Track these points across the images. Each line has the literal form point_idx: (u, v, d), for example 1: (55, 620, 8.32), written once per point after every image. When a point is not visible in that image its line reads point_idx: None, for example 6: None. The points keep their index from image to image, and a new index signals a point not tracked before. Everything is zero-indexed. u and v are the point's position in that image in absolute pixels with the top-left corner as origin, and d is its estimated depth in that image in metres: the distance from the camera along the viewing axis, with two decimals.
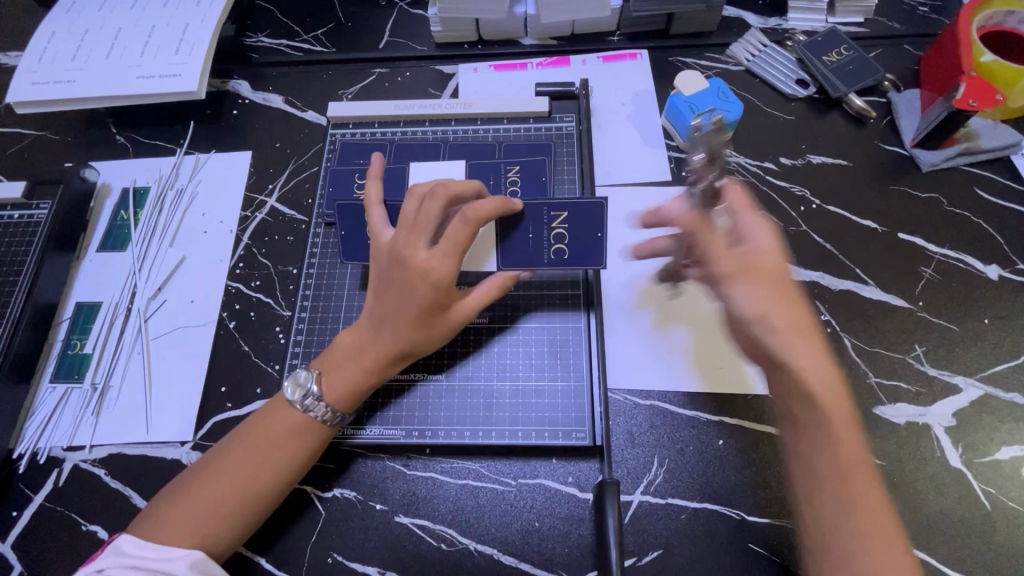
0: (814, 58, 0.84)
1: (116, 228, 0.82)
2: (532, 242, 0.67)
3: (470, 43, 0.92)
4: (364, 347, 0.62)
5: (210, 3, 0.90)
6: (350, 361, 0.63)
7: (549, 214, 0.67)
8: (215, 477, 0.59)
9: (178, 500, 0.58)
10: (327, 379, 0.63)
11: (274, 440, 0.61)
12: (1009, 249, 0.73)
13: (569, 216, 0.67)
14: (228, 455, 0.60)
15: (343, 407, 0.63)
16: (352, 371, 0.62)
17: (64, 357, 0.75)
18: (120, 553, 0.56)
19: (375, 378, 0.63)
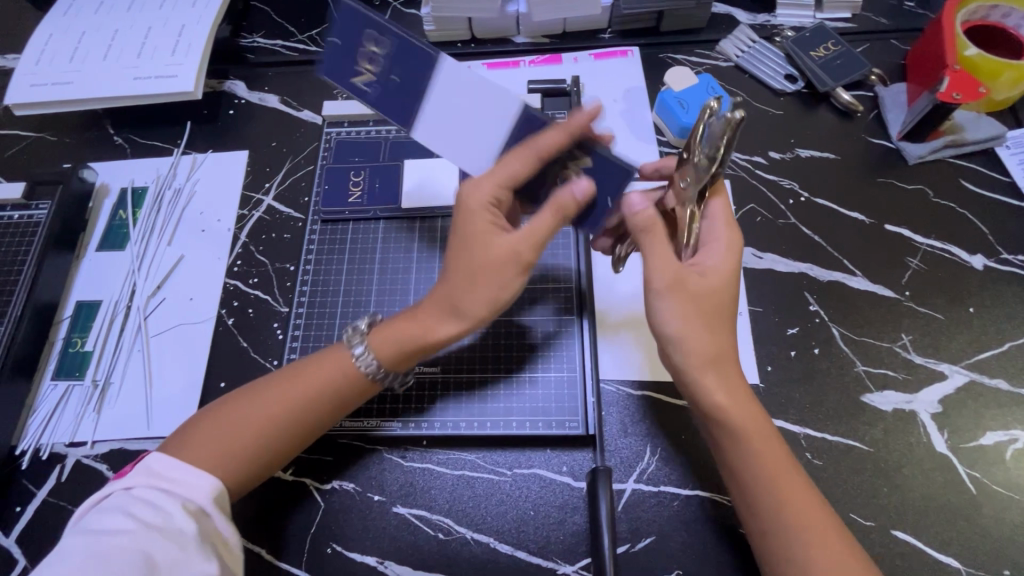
0: (802, 53, 0.85)
1: (115, 227, 0.83)
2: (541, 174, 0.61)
3: (463, 42, 0.93)
4: (421, 319, 0.61)
5: (205, 4, 0.91)
6: (409, 330, 0.61)
7: (573, 150, 0.59)
8: (252, 407, 0.60)
9: (210, 424, 0.59)
10: (383, 338, 0.62)
11: (319, 383, 0.62)
12: (993, 239, 0.75)
13: (590, 165, 0.60)
14: (267, 389, 0.61)
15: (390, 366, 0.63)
16: (407, 336, 0.61)
17: (64, 355, 0.76)
18: (148, 470, 0.56)
19: (427, 344, 0.62)
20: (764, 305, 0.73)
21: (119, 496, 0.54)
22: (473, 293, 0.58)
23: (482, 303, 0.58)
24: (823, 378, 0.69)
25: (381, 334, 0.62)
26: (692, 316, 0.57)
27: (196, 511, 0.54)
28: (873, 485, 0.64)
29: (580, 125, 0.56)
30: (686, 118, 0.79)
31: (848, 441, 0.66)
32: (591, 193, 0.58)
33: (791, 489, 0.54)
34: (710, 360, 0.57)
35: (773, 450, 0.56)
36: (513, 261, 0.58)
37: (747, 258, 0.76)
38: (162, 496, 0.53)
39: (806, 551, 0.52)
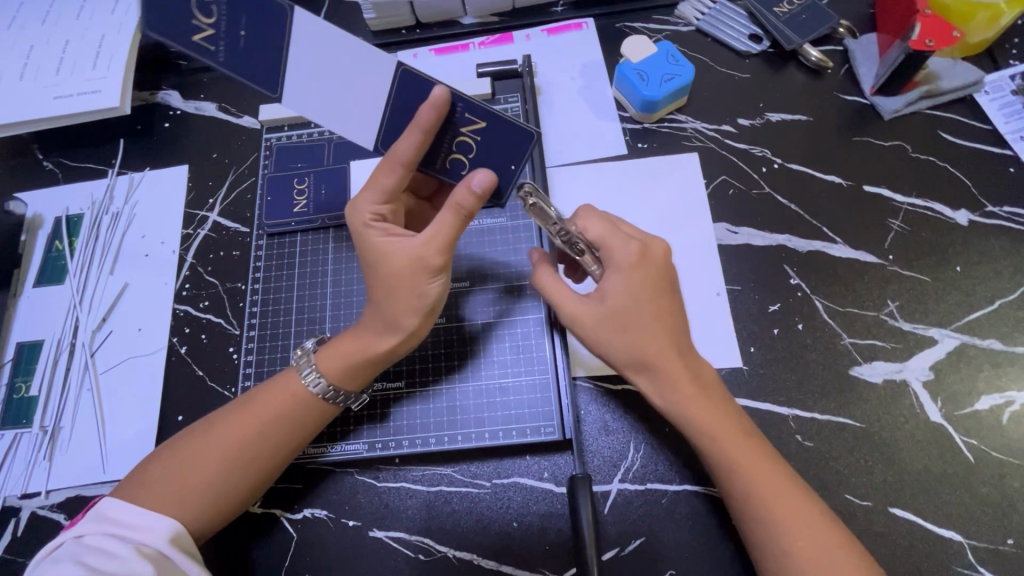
0: (764, 11, 0.80)
1: (51, 260, 0.78)
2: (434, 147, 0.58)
3: (408, 28, 0.87)
4: (361, 330, 0.60)
5: (125, 10, 0.84)
6: (354, 348, 0.60)
7: (463, 116, 0.55)
8: (209, 442, 0.56)
9: (167, 463, 0.56)
10: (327, 360, 0.60)
11: (275, 411, 0.58)
12: (976, 191, 0.71)
13: (485, 127, 0.56)
14: (223, 422, 0.58)
15: (338, 384, 0.60)
16: (348, 358, 0.59)
17: (9, 402, 0.71)
18: (102, 518, 0.53)
19: (360, 365, 0.60)
20: (742, 283, 0.69)
21: (70, 545, 0.51)
22: (393, 300, 0.58)
23: (404, 314, 0.58)
24: (808, 354, 0.65)
25: (325, 353, 0.60)
26: (625, 331, 0.57)
27: (154, 556, 0.51)
28: (867, 462, 0.61)
29: (428, 117, 0.53)
30: (648, 91, 0.74)
31: (838, 417, 0.63)
32: (489, 184, 0.55)
33: (764, 470, 0.53)
34: (637, 363, 0.57)
35: (730, 427, 0.55)
36: (420, 268, 0.57)
37: (722, 234, 0.72)
38: (117, 544, 0.50)
39: (784, 519, 0.51)
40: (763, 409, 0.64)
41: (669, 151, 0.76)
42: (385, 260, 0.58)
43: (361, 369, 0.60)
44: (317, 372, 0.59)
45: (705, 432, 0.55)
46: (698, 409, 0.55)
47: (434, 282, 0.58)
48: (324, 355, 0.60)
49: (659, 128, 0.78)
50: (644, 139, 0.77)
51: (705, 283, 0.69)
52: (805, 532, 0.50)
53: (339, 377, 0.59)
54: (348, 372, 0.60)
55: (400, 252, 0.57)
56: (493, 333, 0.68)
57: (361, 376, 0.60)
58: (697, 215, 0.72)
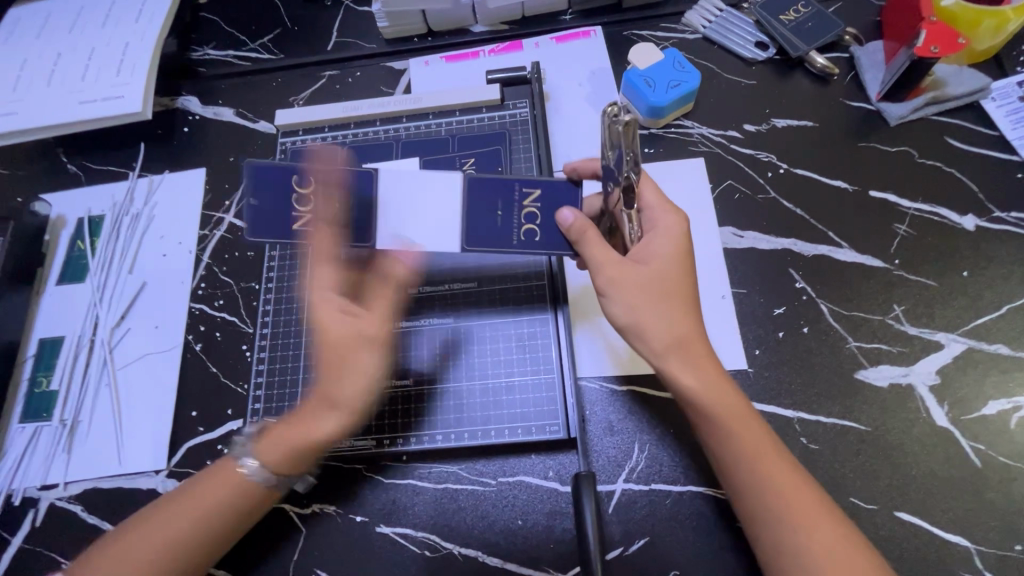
0: (770, 18, 0.81)
1: (73, 259, 0.80)
2: (499, 220, 0.62)
3: (420, 36, 0.89)
4: (301, 414, 0.60)
5: (148, 20, 0.87)
6: (287, 437, 0.60)
7: (520, 190, 0.61)
8: (197, 503, 0.58)
9: (148, 524, 0.56)
10: (266, 443, 0.59)
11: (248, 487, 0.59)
12: (984, 196, 0.71)
13: (540, 194, 0.61)
14: (198, 488, 0.58)
15: (279, 470, 0.59)
16: (285, 445, 0.59)
17: (31, 396, 0.73)
18: None
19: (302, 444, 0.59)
20: (748, 286, 0.70)
21: None
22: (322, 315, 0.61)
23: (346, 391, 0.59)
24: (814, 358, 0.66)
25: (265, 443, 0.60)
26: (660, 302, 0.56)
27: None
28: (873, 466, 0.61)
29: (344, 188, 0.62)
30: (654, 97, 0.75)
31: (844, 421, 0.63)
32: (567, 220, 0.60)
33: (765, 451, 0.53)
34: (676, 345, 0.56)
35: (741, 413, 0.54)
36: (362, 342, 0.60)
37: (727, 238, 0.72)
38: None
39: (788, 509, 0.51)
40: (766, 412, 0.64)
41: (675, 156, 0.78)
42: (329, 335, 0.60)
43: (303, 454, 0.60)
44: (257, 463, 0.59)
45: (720, 415, 0.54)
46: (717, 390, 0.55)
47: (355, 389, 0.59)
48: (262, 446, 0.60)
49: (666, 133, 0.79)
50: (651, 144, 0.78)
51: (710, 286, 0.70)
52: (808, 517, 0.50)
53: (283, 466, 0.59)
54: (286, 463, 0.59)
55: (340, 333, 0.60)
56: (497, 348, 0.69)
57: (304, 461, 0.60)
58: (702, 220, 0.73)
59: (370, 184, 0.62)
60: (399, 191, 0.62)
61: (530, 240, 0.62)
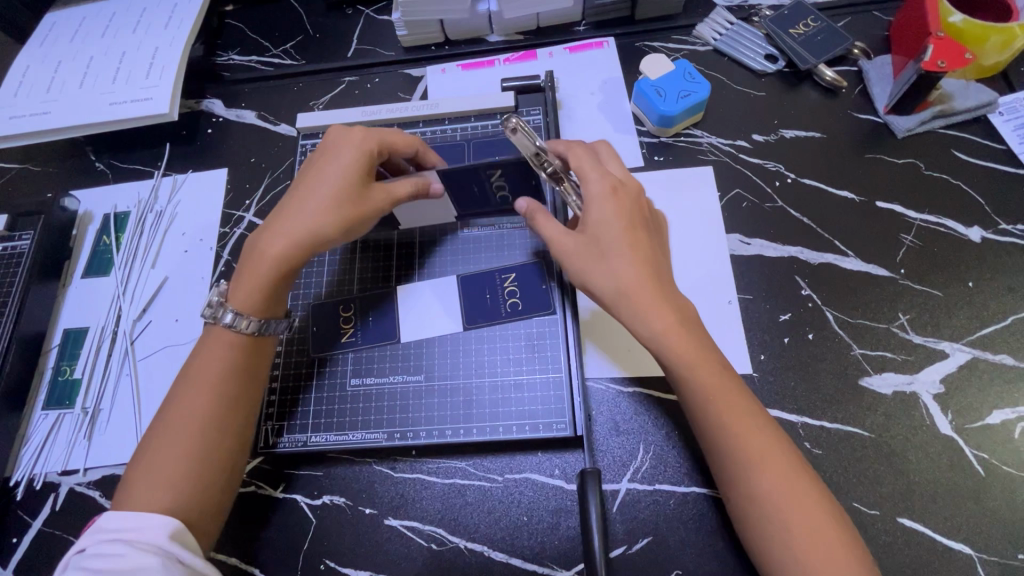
0: (781, 32, 0.83)
1: (99, 253, 0.83)
2: (488, 300, 0.72)
3: (437, 45, 0.92)
4: (251, 271, 0.63)
5: (177, 25, 0.90)
6: (249, 271, 0.63)
7: (500, 275, 0.73)
8: (180, 418, 0.58)
9: (153, 454, 0.56)
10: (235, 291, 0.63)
11: (224, 362, 0.61)
12: (990, 209, 0.72)
13: (516, 275, 0.73)
14: (179, 399, 0.59)
15: (250, 310, 0.63)
16: (258, 279, 0.63)
17: (55, 384, 0.76)
18: (98, 530, 0.52)
19: (269, 279, 0.63)
20: (754, 292, 0.71)
21: (73, 560, 0.50)
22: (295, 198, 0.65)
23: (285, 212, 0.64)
24: (819, 364, 0.67)
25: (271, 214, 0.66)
26: (603, 261, 0.59)
27: (158, 553, 0.50)
28: (877, 471, 0.62)
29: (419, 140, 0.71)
30: (665, 106, 0.77)
31: (847, 426, 0.64)
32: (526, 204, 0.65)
33: (756, 448, 0.53)
34: (620, 296, 0.58)
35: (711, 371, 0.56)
36: (326, 218, 0.63)
37: (734, 245, 0.74)
38: (122, 546, 0.49)
39: (766, 477, 0.52)
40: (770, 416, 0.65)
41: (684, 164, 0.79)
42: (288, 225, 0.63)
43: (268, 282, 0.63)
44: (236, 313, 0.62)
45: (685, 364, 0.56)
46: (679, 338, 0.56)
47: (326, 222, 0.63)
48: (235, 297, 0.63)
49: (676, 142, 0.81)
50: (661, 153, 0.80)
51: (716, 292, 0.71)
52: (782, 496, 0.51)
53: (258, 307, 0.63)
54: (260, 298, 0.63)
55: (298, 220, 0.63)
56: (508, 350, 0.70)
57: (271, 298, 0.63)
58: (710, 227, 0.75)
59: (392, 301, 0.73)
60: (420, 320, 0.72)
61: (515, 311, 0.71)
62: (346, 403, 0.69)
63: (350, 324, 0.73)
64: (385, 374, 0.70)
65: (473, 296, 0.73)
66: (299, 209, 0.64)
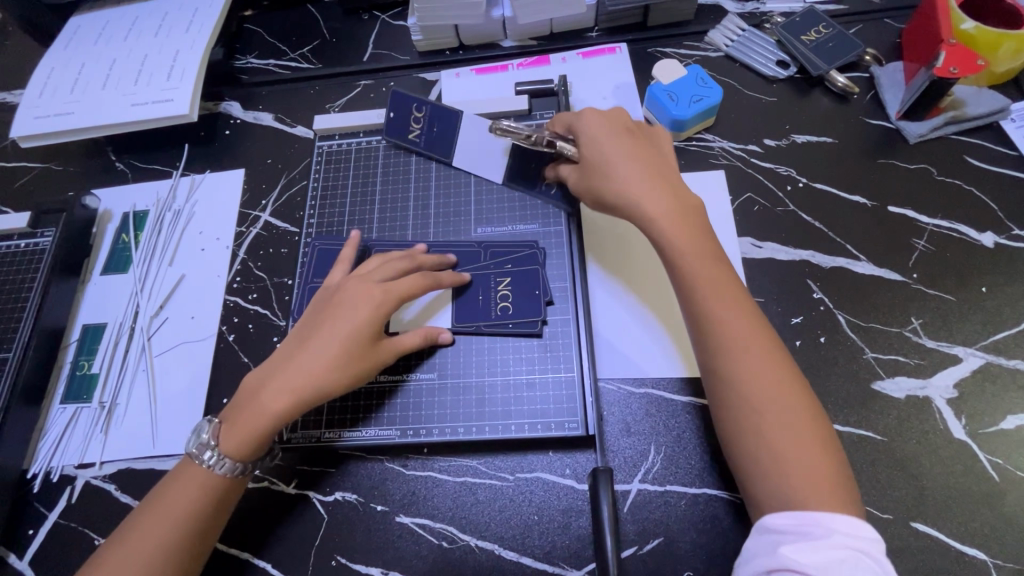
0: (792, 38, 0.84)
1: (117, 251, 0.85)
2: (480, 303, 0.72)
3: (452, 50, 0.93)
4: (247, 414, 0.62)
5: (198, 29, 0.93)
6: (246, 415, 0.62)
7: (495, 280, 0.73)
8: (135, 545, 0.57)
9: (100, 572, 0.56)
10: (225, 433, 0.62)
11: (188, 499, 0.60)
12: (1003, 214, 0.72)
13: (511, 280, 0.73)
14: (141, 526, 0.59)
15: (242, 458, 0.61)
16: (253, 423, 0.61)
17: (72, 378, 0.77)
18: None
19: (266, 424, 0.61)
20: (766, 296, 0.71)
21: None
22: (300, 349, 0.63)
23: (291, 360, 0.63)
24: (831, 367, 0.67)
25: (250, 382, 0.64)
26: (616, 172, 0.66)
27: None
28: (890, 475, 0.61)
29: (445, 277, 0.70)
30: (677, 111, 0.78)
31: (860, 430, 0.64)
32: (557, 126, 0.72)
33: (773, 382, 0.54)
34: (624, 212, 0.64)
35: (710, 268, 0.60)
36: (349, 348, 0.62)
37: (746, 248, 0.74)
38: None
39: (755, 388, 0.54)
40: None
41: (696, 168, 0.80)
42: (294, 372, 0.62)
43: (258, 426, 0.61)
44: (220, 455, 0.61)
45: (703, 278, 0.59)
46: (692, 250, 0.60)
47: (331, 379, 0.62)
48: (223, 438, 0.62)
49: (688, 146, 0.81)
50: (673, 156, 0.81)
51: None
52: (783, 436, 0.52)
53: (243, 451, 0.61)
54: (251, 446, 0.61)
55: (305, 370, 0.62)
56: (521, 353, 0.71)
57: (262, 441, 0.62)
58: (723, 230, 0.75)
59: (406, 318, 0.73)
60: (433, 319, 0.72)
61: (504, 315, 0.71)
62: (358, 400, 0.70)
63: None
64: (397, 371, 0.71)
65: (465, 298, 0.72)
66: (303, 361, 0.62)
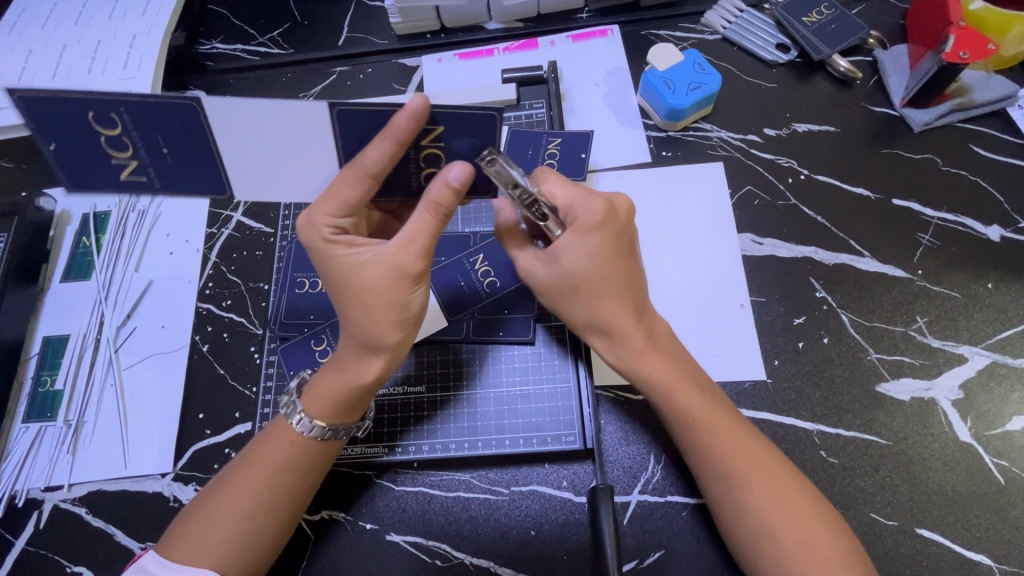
0: (793, 20, 0.79)
1: (78, 256, 0.79)
2: (465, 288, 0.69)
3: (433, 33, 0.87)
4: (341, 368, 0.57)
5: (157, 13, 0.86)
6: (339, 387, 0.56)
7: (469, 260, 0.71)
8: (239, 491, 0.55)
9: (206, 515, 0.54)
10: (317, 406, 0.56)
11: (285, 456, 0.56)
12: (1009, 206, 0.70)
13: (485, 255, 0.71)
14: (237, 474, 0.56)
15: (341, 422, 0.57)
16: (343, 398, 0.56)
17: (34, 395, 0.72)
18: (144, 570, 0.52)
19: (359, 395, 0.57)
20: (767, 295, 0.68)
21: None
22: (372, 321, 0.54)
23: (386, 331, 0.55)
24: (833, 369, 0.64)
25: (311, 396, 0.57)
26: (578, 297, 0.58)
27: None
28: (894, 481, 0.60)
29: (402, 129, 0.50)
30: (674, 99, 0.74)
31: (863, 434, 0.62)
32: (466, 177, 0.52)
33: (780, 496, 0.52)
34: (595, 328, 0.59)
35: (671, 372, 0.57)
36: (398, 276, 0.54)
37: (747, 245, 0.71)
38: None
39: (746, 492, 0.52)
40: (785, 424, 0.63)
41: (693, 160, 0.76)
42: (367, 323, 0.54)
43: (355, 400, 0.57)
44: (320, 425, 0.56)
45: (664, 389, 0.57)
46: (657, 367, 0.57)
47: (417, 290, 0.55)
48: (316, 409, 0.57)
49: (684, 136, 0.77)
50: (669, 148, 0.77)
51: (729, 294, 0.68)
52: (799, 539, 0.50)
53: (338, 417, 0.57)
54: (343, 410, 0.57)
55: (376, 317, 0.54)
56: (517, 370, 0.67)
57: (356, 409, 0.58)
58: (722, 227, 0.72)
59: None
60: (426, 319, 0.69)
61: (496, 288, 0.69)
62: None
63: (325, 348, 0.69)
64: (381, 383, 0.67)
65: (447, 286, 0.69)
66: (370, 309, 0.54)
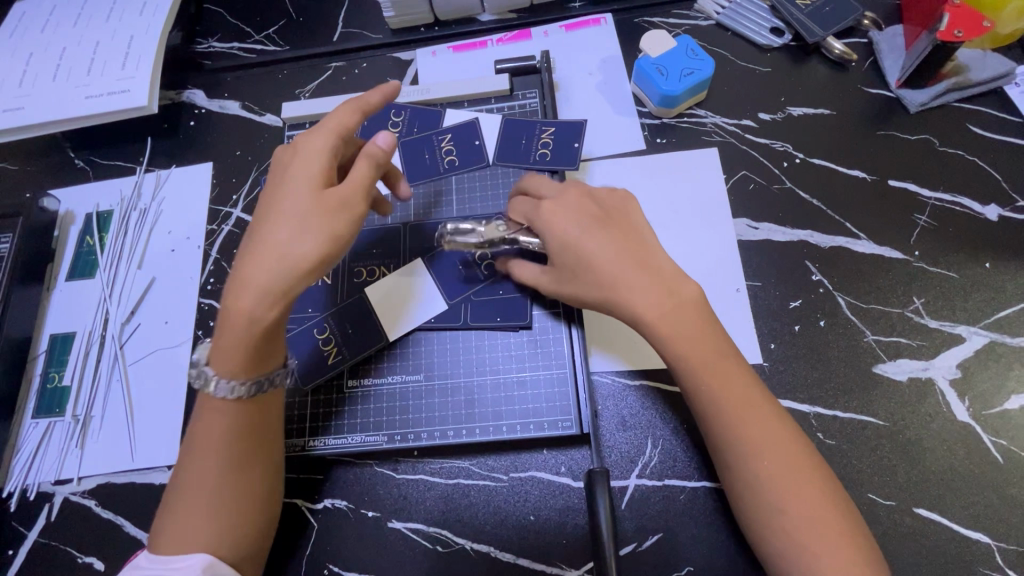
0: (786, 2, 0.79)
1: (82, 255, 0.80)
2: (463, 275, 0.70)
3: (427, 26, 0.87)
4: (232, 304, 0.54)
5: (153, 12, 0.86)
6: (234, 332, 0.53)
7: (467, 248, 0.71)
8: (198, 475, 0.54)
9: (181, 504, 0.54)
10: (218, 356, 0.54)
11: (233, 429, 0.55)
12: (1007, 185, 0.69)
13: None
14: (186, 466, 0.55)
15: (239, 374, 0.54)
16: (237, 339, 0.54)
17: (43, 391, 0.74)
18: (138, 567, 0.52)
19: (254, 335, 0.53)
20: (762, 279, 0.68)
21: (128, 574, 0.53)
22: (276, 253, 0.53)
23: (290, 259, 0.53)
24: (830, 352, 0.64)
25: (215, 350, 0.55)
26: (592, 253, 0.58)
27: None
28: (892, 462, 0.60)
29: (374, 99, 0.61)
30: (667, 86, 0.73)
31: (861, 416, 0.62)
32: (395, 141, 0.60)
33: (800, 476, 0.50)
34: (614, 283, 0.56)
35: (699, 336, 0.55)
36: (325, 208, 0.54)
37: (742, 230, 0.71)
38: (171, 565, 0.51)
39: (779, 475, 0.50)
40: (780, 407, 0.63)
41: (686, 146, 0.76)
42: (275, 261, 0.53)
43: (261, 346, 0.54)
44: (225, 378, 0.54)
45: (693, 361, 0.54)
46: (685, 331, 0.55)
47: (336, 225, 0.54)
48: (218, 358, 0.54)
49: (678, 122, 0.77)
50: (663, 135, 0.77)
51: (724, 279, 0.69)
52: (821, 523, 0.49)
53: (237, 363, 0.54)
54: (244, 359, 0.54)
55: (283, 247, 0.53)
56: (512, 360, 0.68)
57: (254, 356, 0.55)
58: (717, 212, 0.72)
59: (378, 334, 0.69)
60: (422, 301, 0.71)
61: (494, 274, 0.70)
62: (345, 404, 0.67)
63: (326, 338, 0.68)
64: (379, 373, 0.68)
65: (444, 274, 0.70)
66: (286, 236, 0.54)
